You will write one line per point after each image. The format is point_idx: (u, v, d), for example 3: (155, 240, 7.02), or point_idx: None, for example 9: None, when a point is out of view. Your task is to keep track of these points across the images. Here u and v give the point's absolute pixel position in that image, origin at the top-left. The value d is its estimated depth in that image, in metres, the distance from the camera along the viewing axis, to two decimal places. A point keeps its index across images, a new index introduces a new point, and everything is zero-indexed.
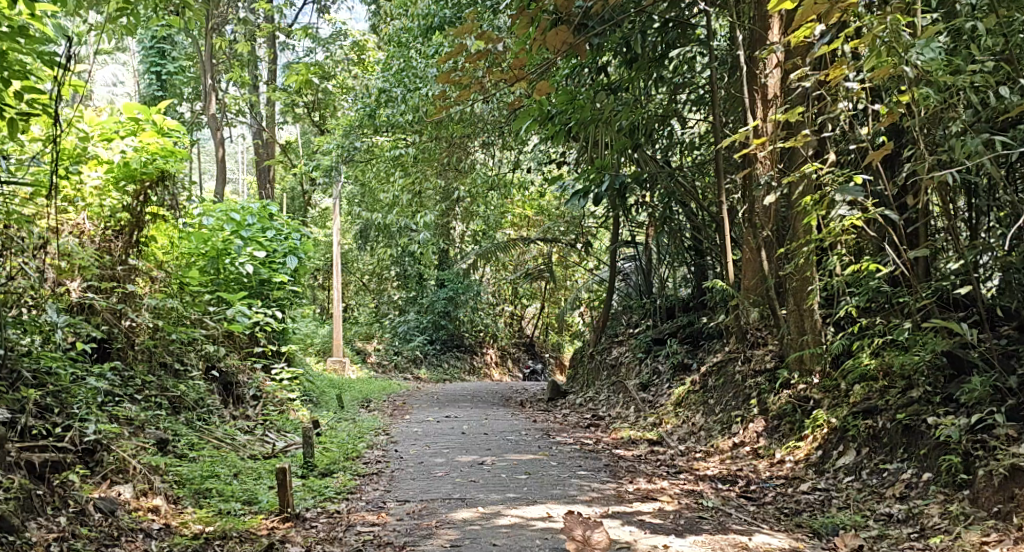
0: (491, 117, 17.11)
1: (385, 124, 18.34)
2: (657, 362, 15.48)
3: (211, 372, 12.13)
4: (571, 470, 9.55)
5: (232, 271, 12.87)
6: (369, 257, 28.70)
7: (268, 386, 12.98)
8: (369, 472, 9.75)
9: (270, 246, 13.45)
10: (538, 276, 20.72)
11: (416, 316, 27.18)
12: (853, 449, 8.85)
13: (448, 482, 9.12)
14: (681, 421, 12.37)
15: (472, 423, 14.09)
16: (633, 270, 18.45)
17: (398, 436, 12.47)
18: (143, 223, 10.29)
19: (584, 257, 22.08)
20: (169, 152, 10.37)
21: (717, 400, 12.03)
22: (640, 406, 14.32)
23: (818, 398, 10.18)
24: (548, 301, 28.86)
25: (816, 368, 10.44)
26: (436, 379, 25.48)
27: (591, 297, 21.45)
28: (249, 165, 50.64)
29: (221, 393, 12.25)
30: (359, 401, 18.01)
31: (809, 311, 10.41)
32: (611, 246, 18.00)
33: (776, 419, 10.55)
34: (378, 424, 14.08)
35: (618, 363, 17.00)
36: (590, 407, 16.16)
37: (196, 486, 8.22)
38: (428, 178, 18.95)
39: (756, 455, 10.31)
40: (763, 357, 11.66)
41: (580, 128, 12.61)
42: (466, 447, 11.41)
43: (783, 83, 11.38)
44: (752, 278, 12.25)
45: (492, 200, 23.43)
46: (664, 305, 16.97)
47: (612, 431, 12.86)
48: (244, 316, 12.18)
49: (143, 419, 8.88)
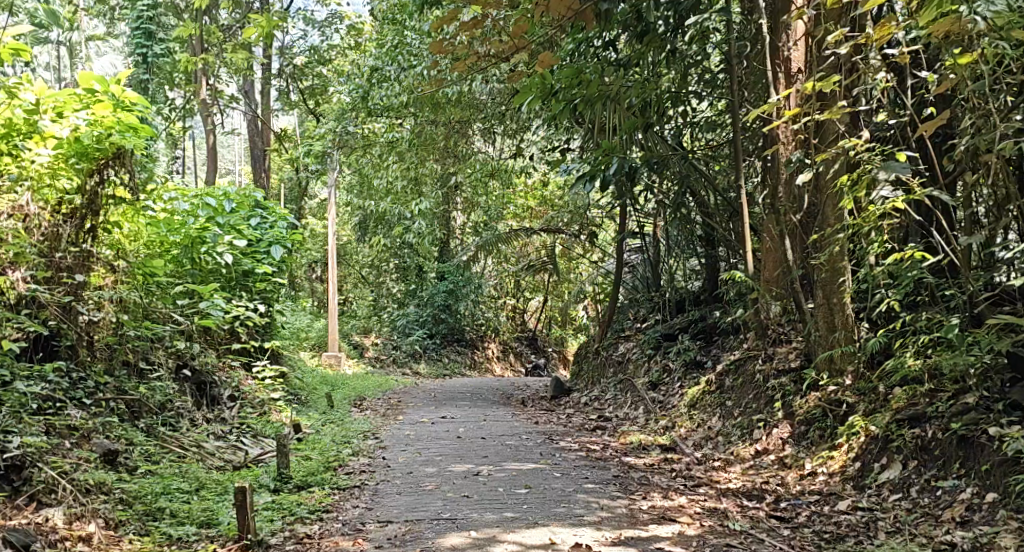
0: (490, 99, 16.07)
1: (378, 108, 17.27)
2: (668, 359, 14.47)
3: (183, 372, 11.11)
4: (577, 483, 8.52)
5: (206, 262, 11.86)
6: (366, 249, 27.65)
7: (246, 387, 11.97)
8: (351, 484, 8.74)
9: (249, 235, 12.47)
10: (540, 267, 19.66)
11: (416, 309, 26.18)
12: (898, 463, 7.84)
13: (439, 498, 8.10)
14: (695, 424, 11.36)
15: (468, 425, 13.08)
16: (641, 261, 17.41)
17: (387, 441, 11.46)
18: (97, 207, 9.22)
19: (589, 248, 21.02)
20: (130, 126, 9.40)
21: (735, 402, 11.01)
22: (650, 407, 13.30)
23: (852, 402, 9.16)
24: (551, 293, 27.82)
25: (848, 368, 9.42)
26: (434, 375, 24.49)
27: (597, 290, 20.41)
28: (245, 153, 49.60)
29: (193, 394, 11.25)
30: (350, 398, 17.01)
31: (841, 305, 9.40)
32: (619, 235, 16.95)
33: (804, 424, 9.53)
34: (367, 426, 13.08)
35: (626, 360, 15.97)
36: (595, 407, 15.14)
37: (145, 507, 7.28)
38: (424, 165, 17.88)
39: (782, 465, 9.29)
40: (787, 355, 10.65)
41: (587, 107, 11.63)
42: (460, 453, 10.40)
43: (809, 56, 10.58)
44: (774, 270, 11.22)
45: (493, 189, 22.34)
46: (675, 298, 15.95)
47: (620, 435, 11.85)
48: (218, 310, 11.16)
49: (89, 427, 7.99)
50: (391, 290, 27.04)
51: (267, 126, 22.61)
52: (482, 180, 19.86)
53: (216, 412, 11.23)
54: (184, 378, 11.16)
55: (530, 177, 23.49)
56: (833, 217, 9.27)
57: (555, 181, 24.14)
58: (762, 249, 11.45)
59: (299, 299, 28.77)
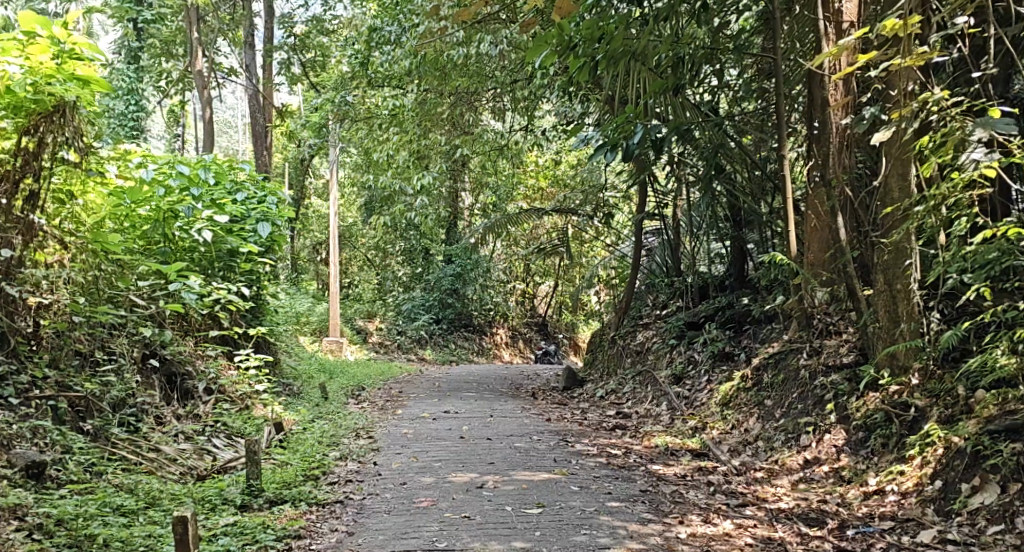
0: (500, 65, 14.68)
1: (381, 76, 15.88)
2: (692, 350, 13.16)
3: (149, 364, 9.83)
4: (605, 502, 7.27)
5: (178, 237, 10.66)
6: (370, 229, 26.27)
7: (226, 379, 10.68)
8: (332, 498, 7.47)
9: (231, 210, 11.16)
10: (552, 250, 18.28)
11: (422, 293, 24.86)
12: (994, 485, 6.59)
13: (435, 518, 6.94)
14: (730, 425, 10.07)
15: (473, 422, 11.79)
16: (660, 243, 16.06)
17: (382, 443, 10.16)
18: (34, 171, 8.22)
19: (604, 231, 19.63)
20: (78, 76, 8.19)
21: (777, 402, 9.72)
22: (675, 403, 12.01)
23: (923, 406, 7.89)
24: (562, 278, 26.42)
25: (914, 365, 8.12)
26: (441, 361, 23.25)
27: (610, 274, 19.05)
28: (247, 129, 48.22)
29: (163, 388, 10.03)
30: (347, 388, 15.71)
31: (907, 291, 8.11)
32: (637, 215, 15.58)
33: (863, 430, 8.29)
34: (361, 423, 11.79)
35: (645, 349, 14.67)
36: (612, 402, 13.83)
37: (69, 536, 6.10)
38: (427, 137, 16.37)
39: (839, 478, 8.02)
40: (838, 350, 9.35)
41: (610, 65, 10.22)
42: (461, 459, 9.10)
43: (863, 9, 9.24)
44: (820, 252, 9.89)
45: (502, 166, 20.96)
46: (697, 284, 14.61)
47: (643, 436, 10.56)
48: (191, 293, 9.95)
49: (10, 435, 6.87)
50: (396, 273, 25.69)
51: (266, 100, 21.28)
52: (492, 156, 18.48)
53: (188, 408, 9.97)
54: (151, 370, 9.88)
55: (541, 154, 22.10)
56: (903, 188, 7.96)
57: (569, 159, 22.75)
58: (805, 228, 10.15)
59: (301, 282, 27.45)
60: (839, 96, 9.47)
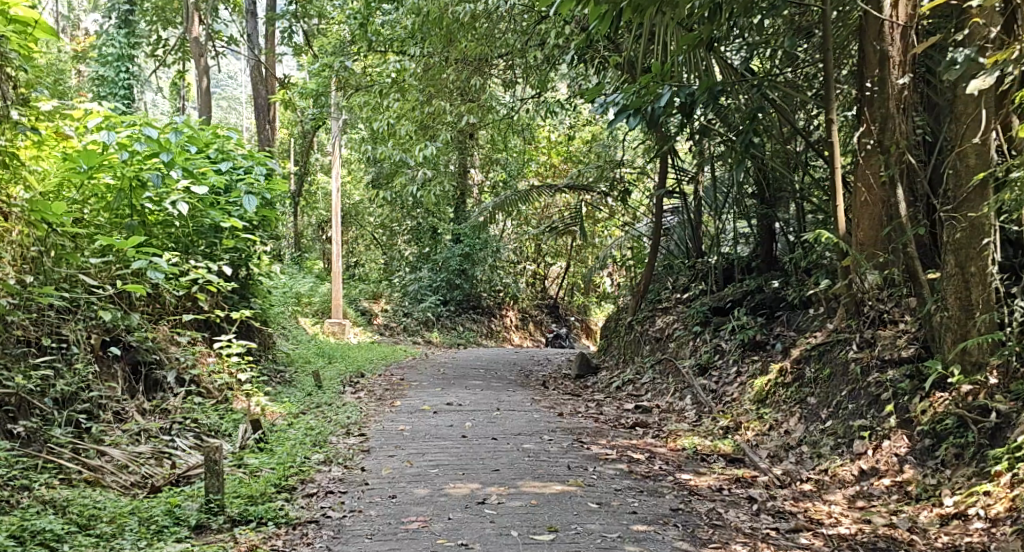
0: (514, 26, 13.43)
1: (383, 41, 14.59)
2: (719, 339, 11.96)
3: (109, 353, 8.68)
4: (634, 528, 6.22)
5: (148, 209, 9.57)
6: (376, 206, 25.06)
7: (201, 369, 9.54)
8: (306, 516, 6.43)
9: (212, 181, 10.04)
10: (564, 230, 17.07)
11: (429, 273, 23.62)
12: None
13: (425, 547, 5.99)
14: (768, 425, 8.89)
15: (478, 417, 10.62)
16: (680, 222, 14.84)
17: (372, 443, 8.98)
18: None
19: (620, 209, 18.37)
20: (15, 15, 7.09)
21: (822, 401, 8.55)
22: (702, 397, 10.85)
23: (1006, 412, 6.77)
24: (575, 259, 25.23)
25: (991, 362, 7.00)
26: (449, 345, 22.08)
27: (626, 254, 17.79)
28: (247, 102, 47.04)
29: (127, 380, 8.86)
30: (345, 374, 14.52)
31: (983, 276, 6.99)
32: (656, 191, 14.33)
33: (931, 437, 7.16)
34: (353, 416, 10.62)
35: (665, 335, 13.49)
36: (631, 394, 12.65)
37: None
38: (431, 104, 14.47)
39: (904, 494, 6.91)
40: (895, 342, 8.18)
41: (636, 16, 8.79)
42: (460, 464, 7.94)
43: None
44: (872, 229, 8.81)
45: (513, 138, 19.75)
46: (722, 265, 13.38)
47: (668, 436, 9.39)
48: (156, 272, 8.89)
49: None
50: (403, 253, 24.44)
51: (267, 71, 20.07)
52: (504, 127, 17.19)
53: (155, 403, 8.81)
54: (111, 359, 8.74)
55: (555, 126, 20.87)
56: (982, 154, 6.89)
57: (585, 134, 21.52)
58: (855, 202, 8.97)
59: (305, 261, 26.21)
60: (899, 52, 8.30)
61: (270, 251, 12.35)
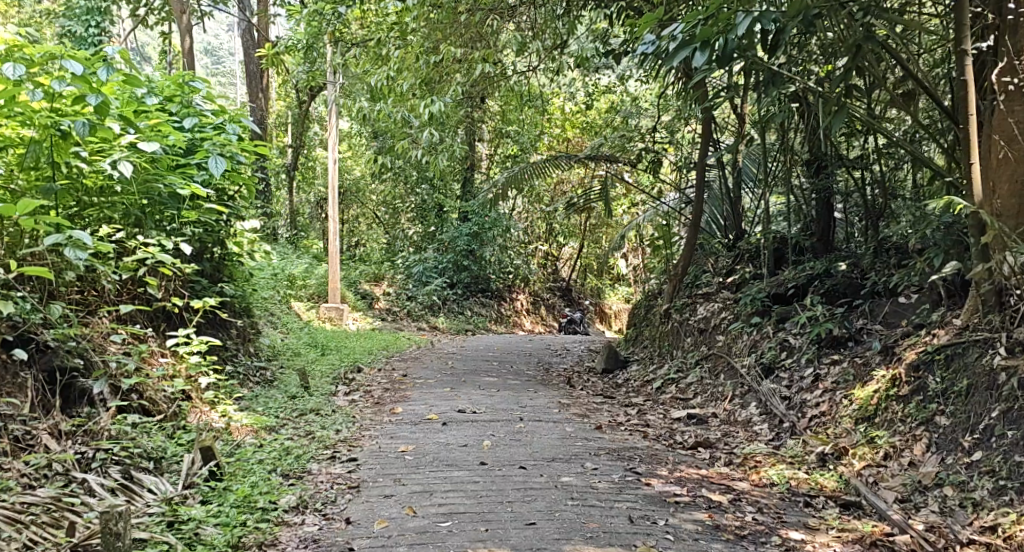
0: None
1: None
2: (784, 333, 9.70)
3: (14, 357, 6.65)
4: None
5: (81, 169, 7.69)
6: (379, 182, 22.77)
7: (144, 374, 7.38)
8: None
9: (162, 138, 7.97)
10: (585, 206, 14.83)
11: (434, 254, 21.34)
12: None
13: None
14: (882, 453, 6.75)
15: (498, 433, 8.45)
16: (714, 196, 12.58)
17: (361, 476, 6.85)
18: None
19: (644, 181, 16.16)
20: None
21: (959, 423, 6.52)
22: (775, 406, 8.71)
23: None
24: (589, 238, 23.09)
25: None
26: (456, 332, 19.84)
27: (650, 233, 15.53)
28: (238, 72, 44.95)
29: (43, 392, 6.76)
30: (339, 370, 12.31)
31: None
32: (696, 158, 12.09)
33: None
34: (341, 432, 8.46)
35: (710, 326, 11.26)
36: (675, 397, 10.40)
37: None
38: (438, 51, 11.58)
39: None
40: None
41: None
42: (481, 513, 5.95)
43: None
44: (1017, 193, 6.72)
45: (531, 106, 17.60)
46: (773, 244, 10.83)
47: (745, 463, 7.24)
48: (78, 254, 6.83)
49: None
50: (406, 232, 22.18)
51: (261, 31, 17.80)
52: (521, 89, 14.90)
53: (76, 421, 6.73)
54: (19, 364, 6.70)
55: (574, 93, 18.70)
56: None
57: (607, 101, 19.34)
58: (994, 164, 6.88)
59: (302, 241, 23.95)
60: None
61: (257, 225, 10.14)
